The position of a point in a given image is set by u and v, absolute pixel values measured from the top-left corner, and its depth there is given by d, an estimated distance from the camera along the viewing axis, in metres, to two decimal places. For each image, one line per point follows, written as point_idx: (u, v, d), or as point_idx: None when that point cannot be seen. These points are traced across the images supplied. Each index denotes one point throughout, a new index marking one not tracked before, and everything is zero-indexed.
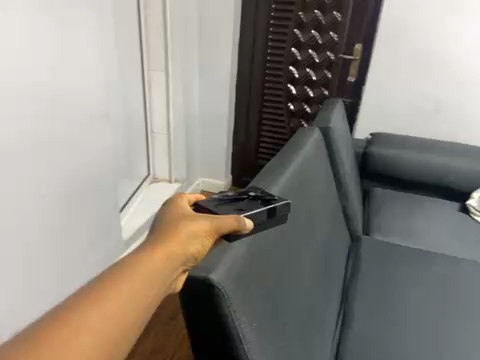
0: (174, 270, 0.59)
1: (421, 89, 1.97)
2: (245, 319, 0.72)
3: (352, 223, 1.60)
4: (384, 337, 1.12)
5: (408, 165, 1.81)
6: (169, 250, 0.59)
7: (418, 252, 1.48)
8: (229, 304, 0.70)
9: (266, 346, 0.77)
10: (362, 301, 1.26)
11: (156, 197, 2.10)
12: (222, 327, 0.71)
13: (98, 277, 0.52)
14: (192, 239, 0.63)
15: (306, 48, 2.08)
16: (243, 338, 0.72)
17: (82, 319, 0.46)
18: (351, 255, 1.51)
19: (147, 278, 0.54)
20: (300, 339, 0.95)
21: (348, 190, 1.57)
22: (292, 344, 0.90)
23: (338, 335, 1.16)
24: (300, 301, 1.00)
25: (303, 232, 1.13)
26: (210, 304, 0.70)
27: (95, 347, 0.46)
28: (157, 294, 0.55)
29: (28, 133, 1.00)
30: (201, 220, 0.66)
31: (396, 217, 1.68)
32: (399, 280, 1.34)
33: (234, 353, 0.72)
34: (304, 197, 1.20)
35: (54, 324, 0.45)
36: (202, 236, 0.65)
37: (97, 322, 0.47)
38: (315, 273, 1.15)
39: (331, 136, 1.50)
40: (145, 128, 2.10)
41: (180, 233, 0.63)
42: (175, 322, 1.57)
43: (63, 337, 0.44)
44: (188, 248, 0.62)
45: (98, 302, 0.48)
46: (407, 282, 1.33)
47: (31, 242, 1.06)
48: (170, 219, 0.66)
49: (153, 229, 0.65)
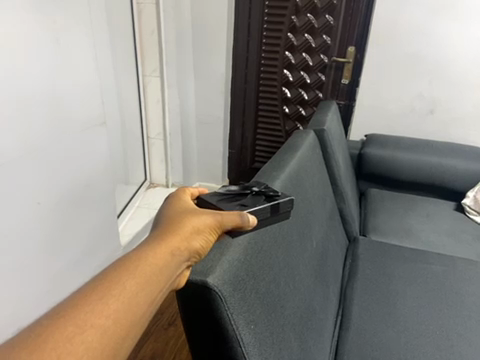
0: (178, 266, 0.61)
1: (413, 92, 2.00)
2: (242, 321, 0.72)
3: (348, 224, 1.61)
4: (382, 336, 1.13)
5: (402, 166, 1.83)
6: (172, 247, 0.61)
7: (414, 251, 1.49)
8: (226, 306, 0.69)
9: (263, 348, 0.77)
10: (361, 300, 1.28)
11: (154, 201, 2.12)
12: (219, 330, 0.71)
13: (102, 275, 0.55)
14: (195, 235, 0.65)
15: (299, 51, 2.10)
16: (240, 341, 0.71)
17: (86, 315, 0.48)
18: (348, 256, 1.52)
19: (150, 274, 0.57)
20: (299, 340, 0.95)
21: (344, 191, 1.58)
22: (291, 344, 0.90)
23: (337, 335, 1.17)
24: (298, 302, 1.00)
25: (300, 234, 1.14)
26: (208, 307, 0.69)
27: (101, 343, 0.47)
28: (158, 291, 0.57)
29: (25, 140, 1.01)
30: (203, 216, 0.68)
31: (390, 218, 1.69)
32: (396, 280, 1.35)
33: (232, 356, 0.72)
34: (300, 198, 1.21)
35: (58, 321, 0.46)
36: (204, 232, 0.67)
37: (102, 318, 0.49)
38: (313, 274, 1.16)
39: (326, 138, 1.51)
40: (142, 134, 2.12)
41: (183, 230, 0.65)
42: (175, 325, 1.58)
43: (69, 332, 0.46)
44: (192, 244, 0.64)
45: (101, 298, 0.51)
46: (404, 282, 1.34)
47: (30, 250, 1.07)
48: (173, 216, 0.68)
49: (156, 225, 0.67)
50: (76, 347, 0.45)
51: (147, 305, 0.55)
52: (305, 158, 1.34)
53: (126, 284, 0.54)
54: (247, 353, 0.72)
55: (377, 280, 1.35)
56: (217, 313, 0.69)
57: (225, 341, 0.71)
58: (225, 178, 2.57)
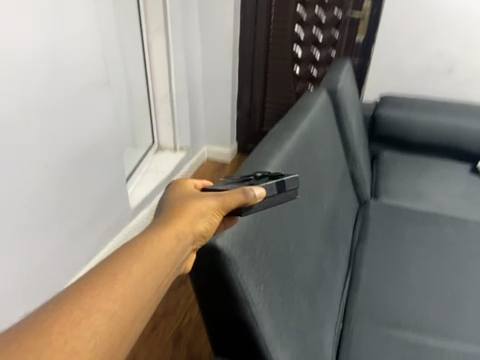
0: (184, 250, 0.61)
1: (432, 45, 1.89)
2: (251, 281, 0.75)
3: (360, 186, 1.57)
4: (390, 299, 1.14)
5: (418, 126, 1.77)
6: (178, 229, 0.61)
7: (426, 214, 1.47)
8: (235, 268, 0.73)
9: (272, 305, 0.81)
10: (370, 262, 1.27)
11: (163, 166, 2.08)
12: (228, 290, 0.74)
13: (109, 258, 0.55)
14: (199, 217, 0.64)
15: (312, 5, 1.99)
16: (249, 300, 0.75)
17: (92, 300, 0.49)
18: (359, 218, 1.50)
19: (156, 258, 0.57)
20: (310, 300, 0.98)
21: (356, 154, 1.54)
22: (302, 304, 0.94)
23: (345, 295, 1.19)
24: (309, 263, 1.03)
25: (311, 201, 1.12)
26: (217, 269, 0.72)
27: (109, 326, 0.49)
28: (165, 274, 0.57)
29: (22, 101, 1.05)
30: (208, 198, 0.66)
31: (403, 179, 1.65)
32: (406, 248, 1.33)
33: (242, 313, 0.76)
34: (311, 165, 1.18)
35: (65, 306, 0.48)
36: (209, 214, 0.65)
37: (109, 302, 0.50)
38: (323, 241, 1.16)
39: (339, 98, 1.46)
40: (147, 96, 2.03)
41: (187, 213, 0.63)
42: (184, 287, 1.60)
43: (75, 316, 0.47)
44: (196, 227, 0.63)
45: (107, 283, 0.51)
46: (412, 249, 1.32)
47: (26, 209, 1.13)
48: (177, 200, 0.67)
49: (160, 210, 0.66)
50: (83, 332, 0.47)
51: (155, 289, 0.55)
52: (316, 118, 1.29)
53: (130, 268, 0.54)
54: (256, 311, 0.76)
55: (386, 245, 1.34)
56: (227, 275, 0.72)
57: (233, 300, 0.75)
58: (233, 142, 2.41)
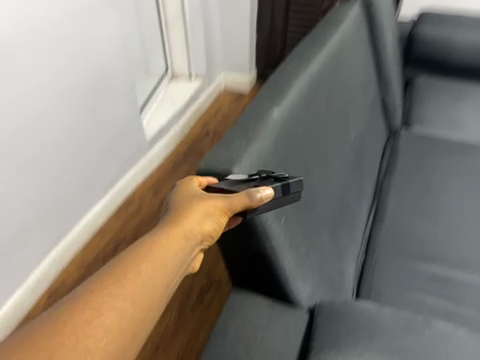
0: (192, 250, 0.57)
1: None
2: (272, 215, 0.70)
3: (389, 114, 1.47)
4: (418, 235, 1.10)
5: (461, 45, 1.58)
6: (185, 229, 0.56)
7: (461, 146, 1.36)
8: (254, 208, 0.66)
9: (292, 237, 0.75)
10: (395, 195, 1.21)
11: (180, 94, 1.96)
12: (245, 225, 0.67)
13: (118, 258, 0.53)
14: (205, 217, 0.58)
15: None
16: (269, 233, 0.69)
17: (103, 299, 0.48)
18: (387, 148, 1.42)
19: (166, 259, 0.53)
20: (330, 233, 0.95)
21: (388, 75, 1.40)
22: (323, 238, 0.90)
23: (370, 230, 1.17)
24: (330, 194, 0.97)
25: (338, 133, 1.03)
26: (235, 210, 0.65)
27: (120, 325, 0.48)
28: (174, 275, 0.54)
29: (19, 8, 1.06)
30: (214, 198, 0.60)
31: (439, 105, 1.52)
32: (437, 187, 1.23)
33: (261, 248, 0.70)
34: (341, 95, 1.07)
35: (76, 306, 0.47)
36: (215, 214, 0.59)
37: (121, 301, 0.49)
38: (349, 178, 1.10)
39: (374, 9, 1.30)
40: (159, 17, 1.86)
41: (193, 211, 0.58)
42: None
43: (87, 316, 0.47)
44: (204, 226, 0.58)
45: (116, 283, 0.50)
46: (439, 187, 1.23)
47: (29, 114, 1.16)
48: (184, 197, 0.61)
49: (166, 211, 0.61)
50: (95, 330, 0.46)
51: (165, 290, 0.53)
52: (346, 45, 1.12)
53: (140, 267, 0.52)
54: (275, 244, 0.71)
55: (411, 181, 1.25)
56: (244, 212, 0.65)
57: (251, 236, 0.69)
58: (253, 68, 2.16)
